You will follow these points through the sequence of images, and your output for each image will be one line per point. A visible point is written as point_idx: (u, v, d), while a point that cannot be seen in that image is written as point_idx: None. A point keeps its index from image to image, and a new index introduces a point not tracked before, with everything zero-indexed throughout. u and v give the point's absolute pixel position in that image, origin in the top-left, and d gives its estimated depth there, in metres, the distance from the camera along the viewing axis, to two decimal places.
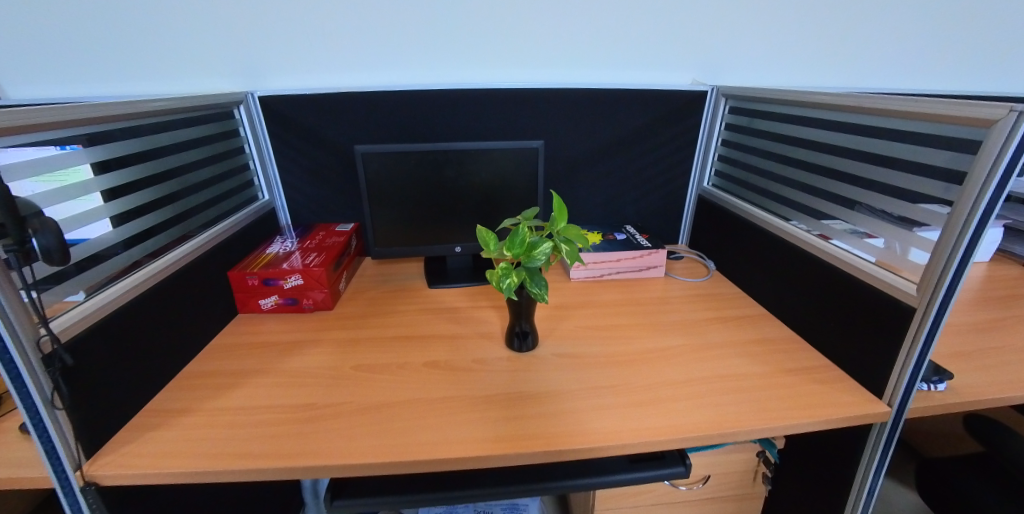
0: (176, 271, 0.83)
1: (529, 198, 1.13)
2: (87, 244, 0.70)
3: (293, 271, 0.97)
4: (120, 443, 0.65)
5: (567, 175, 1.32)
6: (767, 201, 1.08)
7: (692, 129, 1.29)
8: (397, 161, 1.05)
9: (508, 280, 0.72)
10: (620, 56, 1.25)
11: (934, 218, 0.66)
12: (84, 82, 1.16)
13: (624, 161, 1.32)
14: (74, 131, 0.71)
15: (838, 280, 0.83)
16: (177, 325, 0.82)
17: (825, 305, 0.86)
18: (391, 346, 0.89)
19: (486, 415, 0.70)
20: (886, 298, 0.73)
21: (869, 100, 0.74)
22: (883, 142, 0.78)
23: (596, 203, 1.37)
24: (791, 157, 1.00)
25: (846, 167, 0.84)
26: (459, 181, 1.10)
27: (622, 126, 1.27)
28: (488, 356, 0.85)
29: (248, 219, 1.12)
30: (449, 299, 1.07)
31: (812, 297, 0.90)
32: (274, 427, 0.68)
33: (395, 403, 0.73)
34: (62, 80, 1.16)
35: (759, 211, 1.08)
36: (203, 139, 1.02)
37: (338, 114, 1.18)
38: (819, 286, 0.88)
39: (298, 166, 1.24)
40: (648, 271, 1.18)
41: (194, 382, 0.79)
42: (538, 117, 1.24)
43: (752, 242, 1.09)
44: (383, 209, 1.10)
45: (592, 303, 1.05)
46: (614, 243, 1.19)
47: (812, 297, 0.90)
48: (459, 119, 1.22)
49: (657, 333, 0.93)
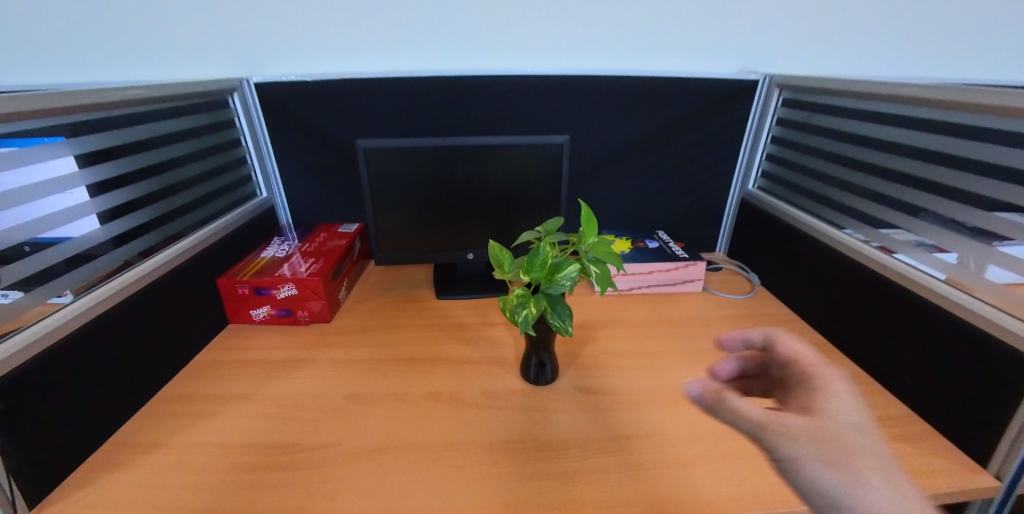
0: (151, 284, 0.75)
1: (549, 198, 1.01)
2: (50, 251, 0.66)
3: (287, 280, 0.87)
4: (77, 487, 0.59)
5: (593, 174, 1.19)
6: (822, 207, 0.96)
7: (737, 124, 1.14)
8: (404, 157, 0.94)
9: (524, 311, 0.59)
10: (656, 39, 1.09)
11: (1022, 232, 0.57)
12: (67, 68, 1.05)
13: (657, 159, 1.18)
14: (33, 124, 0.65)
15: (908, 306, 0.72)
16: (150, 345, 0.75)
17: (896, 335, 0.75)
18: (389, 370, 0.79)
19: (488, 470, 0.60)
20: (971, 331, 0.62)
21: (960, 95, 0.61)
22: (966, 142, 0.67)
23: (624, 204, 1.23)
24: (859, 161, 0.87)
25: (922, 171, 0.73)
26: (473, 180, 0.98)
27: (657, 120, 1.13)
28: (496, 389, 0.75)
29: (240, 220, 1.03)
30: (458, 314, 0.96)
31: (879, 323, 0.78)
32: (244, 474, 0.61)
33: (384, 448, 0.64)
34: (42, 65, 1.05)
35: (808, 218, 0.96)
36: (186, 131, 0.94)
37: (341, 104, 1.07)
38: (886, 311, 0.76)
39: (298, 161, 1.14)
40: (683, 286, 1.04)
41: (169, 408, 0.72)
42: (561, 110, 1.11)
43: (809, 257, 0.94)
44: (388, 209, 0.99)
45: (618, 323, 0.92)
46: (644, 251, 1.06)
47: (880, 326, 0.78)
48: (474, 112, 1.10)
49: (695, 364, 0.80)
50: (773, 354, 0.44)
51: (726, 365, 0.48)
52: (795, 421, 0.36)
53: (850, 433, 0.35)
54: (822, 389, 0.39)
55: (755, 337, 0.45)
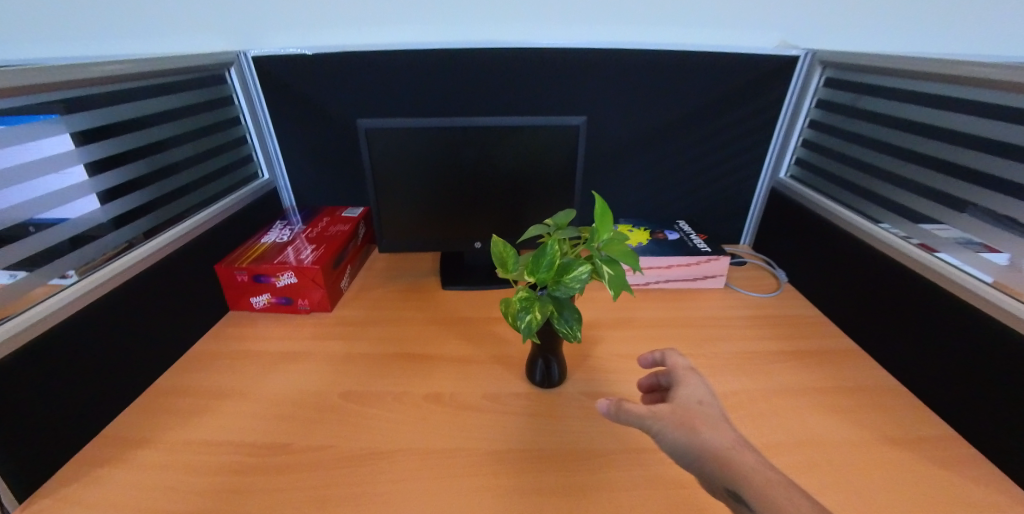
0: (133, 278, 0.73)
1: (561, 186, 0.95)
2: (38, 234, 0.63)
3: (286, 268, 0.84)
4: (69, 484, 0.59)
5: (611, 159, 1.11)
6: (859, 200, 0.88)
7: (772, 107, 1.04)
8: (407, 139, 0.88)
9: (527, 316, 0.54)
10: (691, 7, 0.96)
11: None
12: (45, 40, 0.97)
13: (681, 143, 1.09)
14: (23, 100, 0.61)
15: (954, 315, 0.65)
16: (135, 339, 0.73)
17: (936, 346, 0.68)
18: (389, 368, 0.76)
19: (486, 482, 0.57)
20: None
21: None
22: None
23: (643, 192, 1.16)
24: (908, 150, 0.78)
25: (979, 164, 0.65)
26: (482, 165, 0.92)
27: (683, 101, 1.04)
28: (498, 393, 0.71)
29: (241, 203, 1.00)
30: (463, 307, 0.92)
31: (919, 333, 0.71)
32: (234, 475, 0.59)
33: (378, 452, 0.61)
34: (19, 38, 0.97)
35: (845, 212, 0.88)
36: (181, 109, 0.89)
37: (344, 80, 1.01)
38: (927, 319, 0.69)
39: (301, 141, 1.09)
40: (703, 282, 0.98)
41: (166, 401, 0.71)
42: (579, 88, 1.03)
43: (842, 255, 0.87)
44: (392, 195, 0.94)
45: (631, 322, 0.87)
46: (663, 243, 0.99)
47: (920, 336, 0.70)
48: (485, 89, 1.03)
49: (712, 370, 0.75)
50: (666, 367, 0.59)
51: (645, 381, 0.62)
52: (662, 408, 0.50)
53: (694, 412, 0.49)
54: (686, 384, 0.54)
55: (653, 355, 0.60)
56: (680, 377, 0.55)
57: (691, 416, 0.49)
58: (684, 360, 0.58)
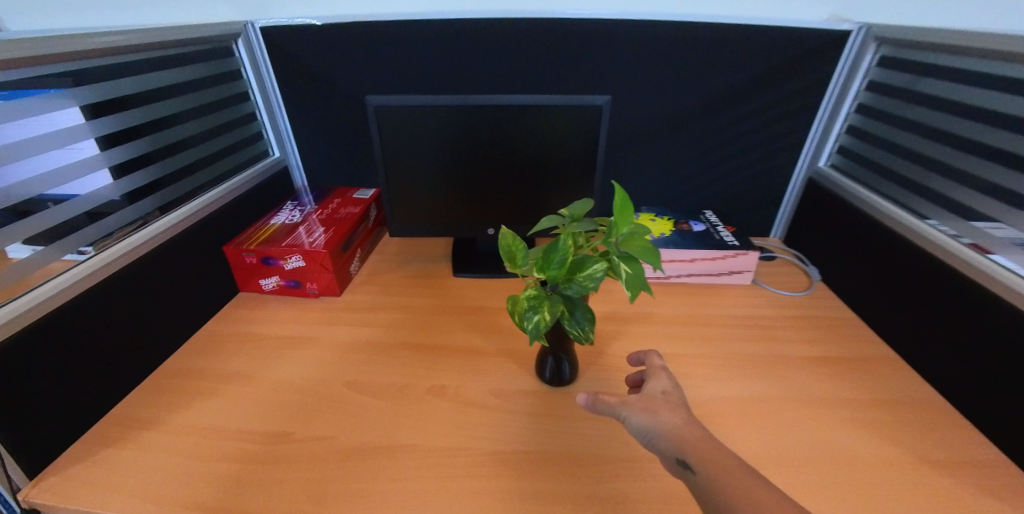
0: (140, 257, 0.72)
1: (580, 171, 0.90)
2: (50, 211, 0.62)
3: (294, 251, 0.82)
4: (76, 463, 0.59)
5: (634, 143, 1.05)
6: (907, 193, 0.80)
7: (814, 88, 0.95)
8: (418, 117, 0.84)
9: (535, 316, 0.50)
10: None
11: None
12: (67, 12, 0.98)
13: (711, 127, 1.02)
14: (27, 71, 0.60)
15: (1005, 324, 0.59)
16: (144, 320, 0.73)
17: (984, 359, 0.62)
18: (395, 357, 0.74)
19: (487, 485, 0.55)
20: None
21: None
22: None
23: (668, 179, 1.09)
24: (969, 139, 0.70)
25: None
26: (497, 148, 0.87)
27: (715, 80, 0.96)
28: (505, 389, 0.68)
29: (252, 181, 0.98)
30: (473, 296, 0.89)
31: (964, 342, 0.65)
32: (234, 463, 0.59)
33: (378, 447, 0.60)
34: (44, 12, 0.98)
35: (890, 206, 0.81)
36: (189, 83, 0.87)
37: (355, 54, 0.96)
38: (978, 329, 0.63)
39: (312, 119, 1.06)
40: (728, 277, 0.92)
41: (173, 383, 0.71)
42: (602, 65, 0.96)
43: (883, 254, 0.80)
44: (403, 178, 0.91)
45: (648, 318, 0.83)
46: (687, 235, 0.93)
47: (968, 347, 0.64)
48: (502, 65, 0.97)
49: (733, 374, 0.70)
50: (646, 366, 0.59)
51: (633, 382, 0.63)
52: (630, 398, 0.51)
53: (660, 401, 0.49)
54: (655, 379, 0.54)
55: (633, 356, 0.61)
56: (652, 373, 0.55)
57: (658, 405, 0.49)
58: (659, 359, 0.57)
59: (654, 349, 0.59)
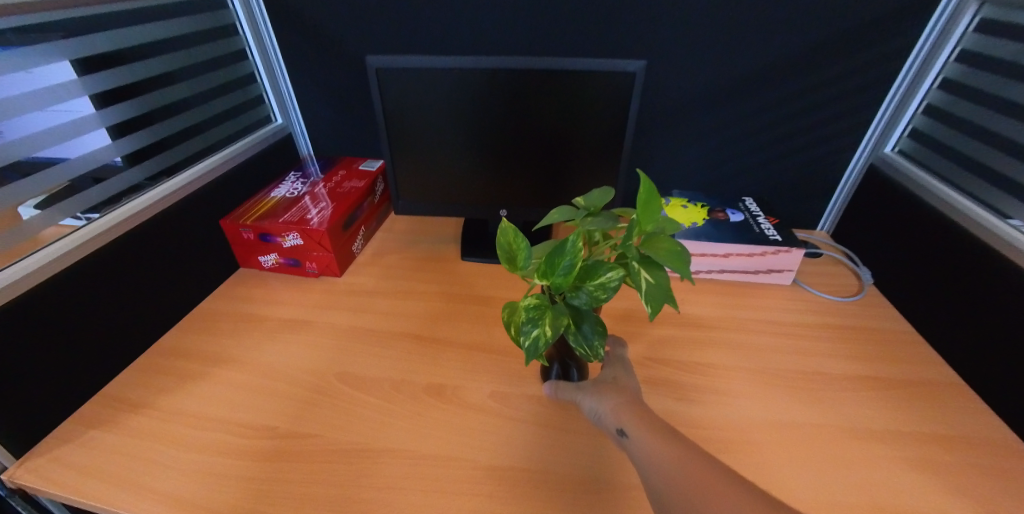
0: (132, 231, 0.68)
1: (604, 149, 0.80)
2: (40, 177, 0.58)
3: (291, 228, 0.77)
4: (63, 444, 0.58)
5: (668, 118, 0.94)
6: (991, 187, 0.68)
7: (887, 58, 0.81)
8: (425, 84, 0.76)
9: (534, 329, 0.43)
10: None
11: None
12: None
13: (758, 102, 0.89)
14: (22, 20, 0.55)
15: None
16: (138, 296, 0.70)
17: None
18: (392, 349, 0.70)
19: (479, 504, 0.50)
20: None
21: None
22: None
23: (703, 161, 0.98)
24: None
25: None
26: (511, 120, 0.79)
27: (768, 46, 0.83)
28: (505, 393, 0.63)
29: (253, 149, 0.92)
30: (482, 284, 0.83)
31: None
32: (217, 455, 0.56)
33: (366, 449, 0.56)
34: None
35: (970, 202, 0.69)
36: (185, 39, 0.80)
37: (360, 11, 0.88)
38: None
39: (318, 82, 0.99)
40: (765, 276, 0.82)
41: (167, 363, 0.69)
42: (635, 27, 0.84)
43: (953, 259, 0.69)
44: (409, 152, 0.84)
45: (671, 320, 0.75)
46: (723, 226, 0.83)
47: None
48: (521, 26, 0.87)
49: (762, 391, 0.63)
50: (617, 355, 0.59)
51: None
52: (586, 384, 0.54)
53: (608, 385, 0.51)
54: (613, 369, 0.54)
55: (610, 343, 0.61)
56: (610, 362, 0.55)
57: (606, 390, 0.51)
58: (623, 350, 0.57)
59: (621, 339, 0.58)
